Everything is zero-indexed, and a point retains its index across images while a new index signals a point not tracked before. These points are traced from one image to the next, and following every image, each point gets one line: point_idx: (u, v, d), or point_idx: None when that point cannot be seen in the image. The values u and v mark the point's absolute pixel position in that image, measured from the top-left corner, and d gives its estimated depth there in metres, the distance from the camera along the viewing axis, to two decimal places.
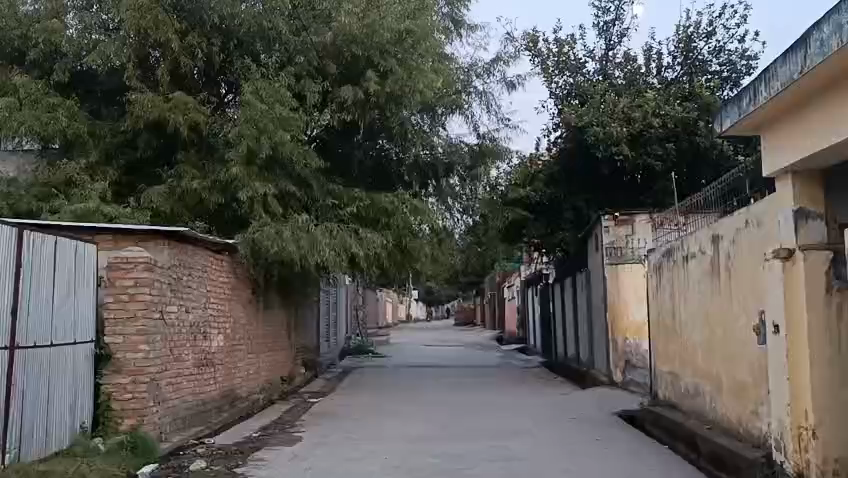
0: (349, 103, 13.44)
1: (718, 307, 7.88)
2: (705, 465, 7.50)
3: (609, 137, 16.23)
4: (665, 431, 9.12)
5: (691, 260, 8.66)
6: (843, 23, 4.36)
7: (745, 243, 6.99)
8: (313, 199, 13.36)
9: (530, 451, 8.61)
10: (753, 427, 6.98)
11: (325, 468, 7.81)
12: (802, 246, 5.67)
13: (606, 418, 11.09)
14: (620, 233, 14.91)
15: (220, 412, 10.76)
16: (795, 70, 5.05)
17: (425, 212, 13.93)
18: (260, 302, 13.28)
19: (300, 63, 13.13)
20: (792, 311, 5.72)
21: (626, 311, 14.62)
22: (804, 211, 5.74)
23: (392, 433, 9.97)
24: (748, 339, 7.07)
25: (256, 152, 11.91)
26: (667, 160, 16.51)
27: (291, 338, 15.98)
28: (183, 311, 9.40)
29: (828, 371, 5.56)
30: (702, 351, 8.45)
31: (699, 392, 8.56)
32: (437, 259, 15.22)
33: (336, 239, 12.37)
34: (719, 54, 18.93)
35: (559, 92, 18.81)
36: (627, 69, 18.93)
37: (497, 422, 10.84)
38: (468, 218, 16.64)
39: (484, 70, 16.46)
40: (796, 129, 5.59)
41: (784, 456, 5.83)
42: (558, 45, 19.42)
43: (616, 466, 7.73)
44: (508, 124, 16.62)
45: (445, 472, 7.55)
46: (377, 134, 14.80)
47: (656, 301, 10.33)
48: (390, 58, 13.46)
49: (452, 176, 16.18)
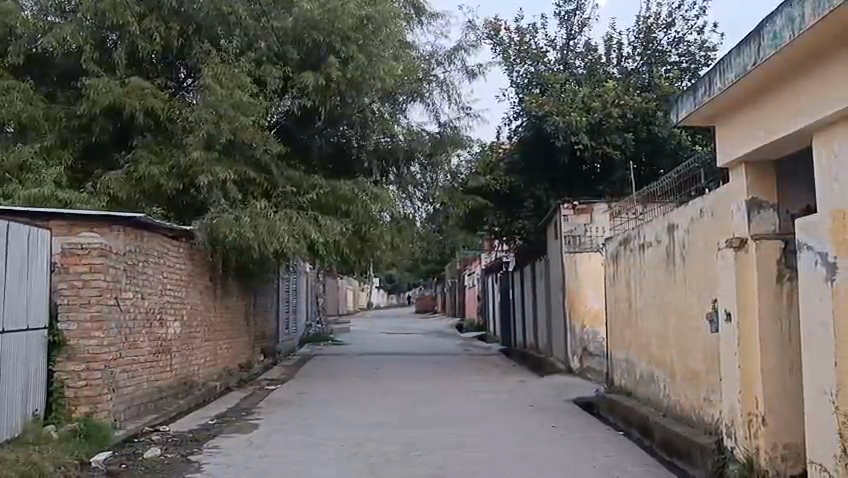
0: (311, 89, 13.34)
1: (673, 295, 7.97)
2: (659, 451, 7.59)
3: (569, 126, 16.33)
4: (622, 418, 9.20)
5: (648, 249, 8.75)
6: (795, 15, 4.42)
7: (700, 233, 7.09)
8: (273, 184, 13.08)
9: (487, 438, 8.63)
10: (705, 414, 7.08)
11: (281, 456, 7.76)
12: (754, 237, 5.74)
13: (563, 405, 11.19)
14: (580, 222, 14.94)
15: (176, 399, 10.69)
16: (748, 62, 5.13)
17: (386, 199, 14.04)
18: (218, 288, 13.22)
19: (261, 48, 13.05)
20: (746, 300, 5.79)
21: (585, 300, 14.77)
22: (757, 202, 5.80)
23: (351, 421, 9.95)
24: (702, 328, 7.17)
25: (216, 137, 11.94)
26: (626, 149, 16.61)
27: (250, 325, 15.92)
28: (139, 297, 9.33)
29: (779, 358, 5.63)
30: (657, 338, 8.54)
31: (654, 380, 8.66)
32: (396, 247, 15.18)
33: (296, 225, 12.28)
34: (679, 45, 19.24)
35: (520, 80, 18.84)
36: (587, 59, 19.10)
37: (455, 409, 10.88)
38: (429, 206, 16.58)
39: (445, 58, 16.47)
40: (752, 116, 5.65)
41: (736, 442, 5.95)
42: (519, 34, 19.52)
43: (570, 453, 7.80)
44: (470, 113, 16.65)
45: (400, 460, 7.54)
46: (338, 122, 14.66)
47: (614, 291, 10.40)
48: (352, 44, 13.44)
49: (413, 164, 16.19)
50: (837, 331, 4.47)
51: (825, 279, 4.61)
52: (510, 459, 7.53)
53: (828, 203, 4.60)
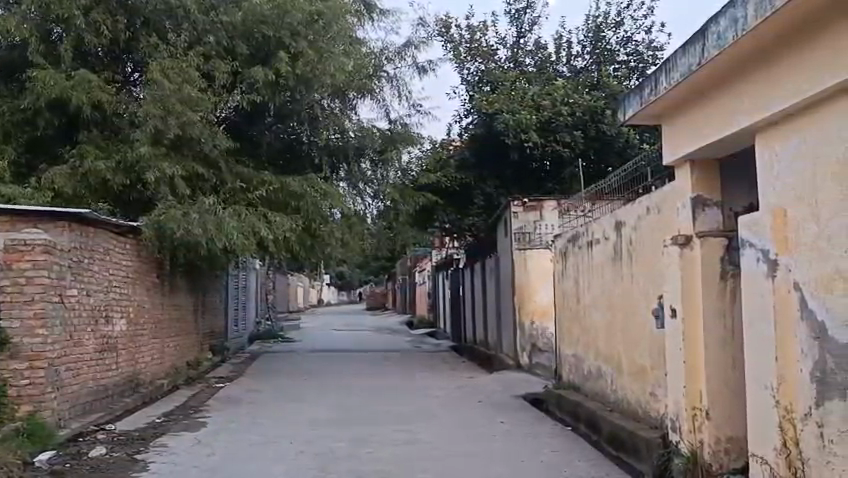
0: (260, 84, 13.16)
1: (620, 290, 8.07)
2: (605, 446, 7.68)
3: (519, 124, 16.49)
4: (569, 413, 9.31)
5: (595, 246, 8.85)
6: (738, 16, 4.50)
7: (647, 229, 7.18)
8: (221, 181, 12.98)
9: (436, 434, 8.65)
10: (650, 408, 7.19)
11: (228, 453, 7.71)
12: (698, 234, 5.82)
13: (512, 400, 11.28)
14: (529, 219, 15.05)
15: (122, 397, 10.55)
16: (693, 62, 5.21)
17: (335, 196, 13.90)
18: (166, 285, 13.09)
19: (209, 43, 12.86)
20: (690, 296, 5.87)
21: (533, 295, 14.88)
22: (701, 199, 5.89)
23: (300, 418, 9.92)
24: (648, 323, 7.28)
25: (164, 132, 11.81)
26: (576, 146, 16.79)
27: (198, 322, 15.76)
28: (84, 294, 9.18)
29: (721, 353, 5.73)
30: (604, 334, 8.64)
31: (601, 375, 8.76)
32: (347, 244, 15.08)
33: (244, 222, 12.19)
34: (627, 44, 19.65)
35: (470, 78, 18.94)
36: (537, 57, 19.24)
37: (404, 405, 10.90)
38: (379, 203, 16.43)
39: (395, 54, 16.46)
40: (697, 115, 5.73)
41: (680, 436, 6.04)
42: (469, 31, 19.61)
43: (518, 448, 7.85)
44: (420, 110, 16.67)
45: (349, 456, 7.53)
46: (287, 118, 14.57)
47: (562, 287, 10.52)
48: (302, 40, 13.42)
49: (363, 160, 16.18)
50: (779, 326, 4.55)
51: (766, 276, 4.70)
52: (458, 455, 7.55)
53: (772, 202, 4.68)
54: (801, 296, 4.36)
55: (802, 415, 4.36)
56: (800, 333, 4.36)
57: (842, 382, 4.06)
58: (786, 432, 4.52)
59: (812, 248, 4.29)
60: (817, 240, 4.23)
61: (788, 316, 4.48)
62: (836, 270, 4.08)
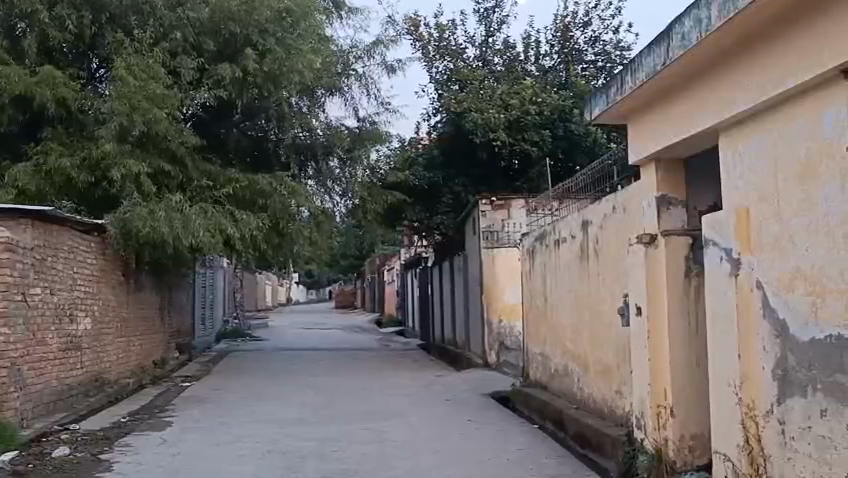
0: (227, 82, 13.10)
1: (586, 288, 8.13)
2: (572, 444, 7.73)
3: (487, 123, 16.56)
4: (536, 411, 9.36)
5: (562, 245, 8.90)
6: (702, 17, 4.54)
7: (612, 227, 7.23)
8: (188, 178, 12.88)
9: (403, 433, 8.66)
10: (616, 406, 7.24)
11: (194, 453, 7.65)
12: (663, 232, 5.86)
13: (479, 398, 11.32)
14: (498, 218, 15.13)
15: (87, 396, 10.45)
16: (658, 63, 5.25)
17: (302, 195, 13.93)
18: (131, 284, 12.99)
19: (176, 39, 12.69)
20: (655, 295, 5.92)
21: (500, 294, 14.86)
22: (665, 198, 5.94)
23: (266, 417, 9.87)
24: (613, 322, 7.34)
25: (129, 129, 11.71)
26: (543, 146, 16.78)
27: (164, 320, 15.65)
28: (48, 293, 9.08)
29: (685, 351, 5.78)
30: (570, 332, 8.69)
31: (567, 373, 8.80)
32: (315, 242, 15.07)
33: (211, 220, 12.13)
34: (595, 44, 19.88)
35: (439, 76, 18.97)
36: (506, 56, 19.29)
37: (371, 404, 10.89)
38: (347, 201, 16.42)
39: (364, 53, 16.44)
40: (661, 115, 5.77)
41: (645, 433, 6.08)
42: (438, 30, 19.63)
43: (485, 446, 7.88)
44: (389, 108, 16.66)
45: (316, 455, 7.51)
46: (255, 115, 14.47)
47: (530, 286, 10.55)
48: (269, 37, 13.38)
49: (332, 158, 16.08)
50: (742, 324, 4.59)
51: (729, 274, 4.75)
52: (426, 453, 7.55)
53: (736, 202, 4.73)
54: (763, 294, 4.43)
55: (764, 412, 4.42)
56: (762, 331, 4.42)
57: (802, 379, 4.07)
58: (748, 429, 4.58)
59: (774, 248, 4.34)
60: (779, 238, 4.28)
61: (750, 314, 4.54)
62: (796, 268, 4.12)
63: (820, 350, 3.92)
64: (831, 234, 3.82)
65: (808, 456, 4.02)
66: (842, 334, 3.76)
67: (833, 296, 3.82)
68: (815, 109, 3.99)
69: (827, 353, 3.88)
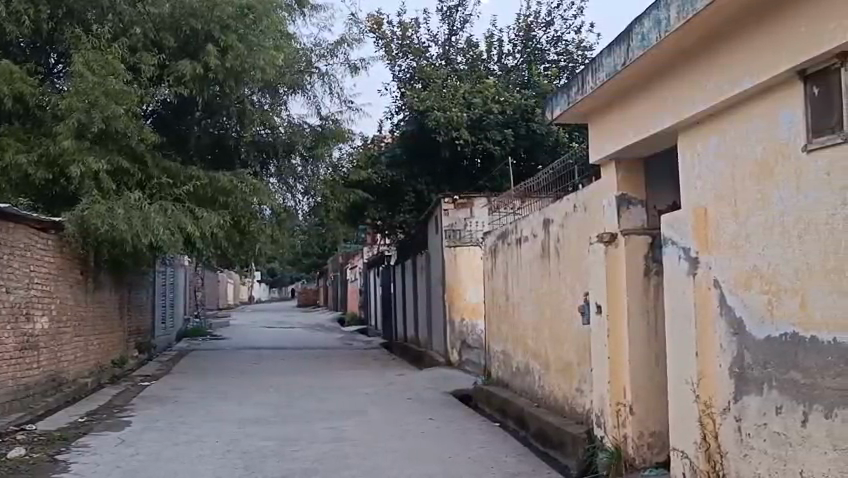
0: (188, 78, 12.99)
1: (547, 287, 8.17)
2: (533, 441, 7.76)
3: (450, 122, 16.57)
4: (497, 409, 9.40)
5: (524, 244, 8.92)
6: (661, 18, 4.58)
7: (574, 226, 7.26)
8: (148, 176, 12.70)
9: (364, 432, 8.64)
10: (576, 404, 7.28)
11: (153, 453, 7.58)
12: (623, 231, 5.90)
13: (441, 397, 11.33)
14: (459, 217, 15.03)
15: (43, 396, 10.32)
16: (618, 63, 5.29)
17: (265, 193, 13.73)
18: (90, 282, 12.82)
19: (136, 34, 12.59)
20: (615, 294, 5.95)
21: (462, 294, 15.00)
22: (626, 197, 5.99)
23: (226, 416, 9.81)
24: (574, 320, 7.38)
25: (88, 125, 11.56)
26: (506, 145, 16.88)
27: (123, 319, 15.47)
28: (3, 292, 8.94)
29: (644, 350, 5.83)
30: (531, 330, 8.73)
31: (529, 371, 8.85)
32: (277, 241, 15.00)
33: (170, 218, 12.04)
34: (557, 44, 20.01)
35: (402, 75, 18.97)
36: (469, 55, 19.34)
37: (333, 403, 10.86)
38: (310, 199, 16.40)
39: (327, 51, 16.39)
40: (622, 115, 5.81)
41: (604, 431, 6.11)
42: (401, 28, 19.63)
43: (446, 445, 7.88)
44: (352, 107, 16.61)
45: (275, 455, 7.47)
46: (216, 112, 14.32)
47: (491, 285, 10.58)
48: (231, 33, 13.14)
49: (294, 157, 15.94)
50: (701, 322, 4.63)
51: (687, 273, 4.80)
52: (387, 452, 7.55)
53: (694, 202, 4.78)
54: (721, 293, 4.47)
55: (722, 409, 4.46)
56: (720, 329, 4.47)
57: (758, 376, 4.12)
58: (705, 427, 4.62)
59: (731, 246, 4.39)
60: (736, 237, 4.33)
61: (708, 313, 4.59)
62: (753, 267, 4.16)
63: (775, 347, 3.97)
64: (786, 233, 3.87)
65: (764, 452, 4.07)
66: (797, 332, 3.81)
67: (787, 294, 3.87)
68: (772, 110, 4.03)
69: (782, 351, 3.92)
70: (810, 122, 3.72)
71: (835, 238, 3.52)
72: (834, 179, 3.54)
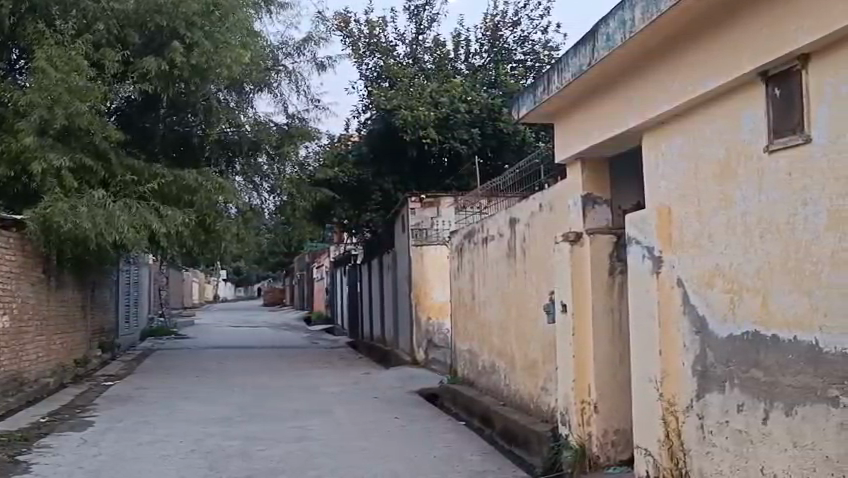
0: (153, 75, 12.88)
1: (512, 287, 8.21)
2: (499, 440, 7.79)
3: (417, 121, 16.60)
4: (463, 408, 9.42)
5: (490, 243, 8.94)
6: (627, 19, 4.60)
7: (539, 225, 7.29)
8: (111, 173, 12.56)
9: (330, 431, 8.62)
10: (541, 403, 7.32)
11: (116, 453, 7.51)
12: (589, 231, 5.94)
13: (407, 396, 11.34)
14: (426, 215, 15.07)
15: (4, 396, 10.18)
16: (584, 63, 5.31)
17: (230, 191, 13.71)
18: (52, 281, 12.67)
19: (99, 31, 12.45)
20: (579, 293, 5.95)
21: (429, 293, 15.05)
22: (591, 197, 6.03)
23: (191, 416, 9.73)
24: (539, 319, 7.42)
25: (51, 123, 11.39)
26: (473, 144, 16.94)
27: (86, 318, 15.31)
28: None
29: (609, 348, 5.86)
30: (497, 329, 8.76)
31: (494, 370, 8.88)
32: (243, 239, 14.95)
33: (135, 216, 11.94)
34: (524, 43, 20.11)
35: (368, 73, 18.97)
36: (436, 54, 19.37)
37: (298, 402, 10.83)
38: (276, 198, 16.33)
39: (294, 49, 16.36)
40: (587, 115, 5.84)
41: (569, 430, 6.09)
42: (368, 26, 19.61)
43: (411, 443, 7.89)
44: (318, 105, 16.56)
45: (240, 455, 7.43)
46: (182, 109, 14.23)
47: (458, 283, 10.61)
48: (197, 30, 13.06)
49: (260, 155, 15.89)
50: (664, 321, 4.67)
51: (650, 272, 4.83)
52: (353, 451, 7.54)
53: (658, 201, 4.82)
54: (684, 292, 4.51)
55: (684, 407, 4.51)
56: (683, 328, 4.51)
57: (720, 374, 4.16)
58: (668, 424, 4.66)
59: (693, 245, 4.43)
60: (699, 236, 4.37)
61: (671, 312, 4.62)
62: (715, 266, 4.21)
63: (738, 345, 4.01)
64: (748, 233, 3.91)
65: (726, 450, 4.11)
66: (758, 330, 3.86)
67: (749, 293, 3.92)
68: (735, 111, 4.07)
69: (744, 349, 3.96)
70: (772, 123, 3.76)
71: (796, 237, 3.56)
72: (794, 179, 3.58)
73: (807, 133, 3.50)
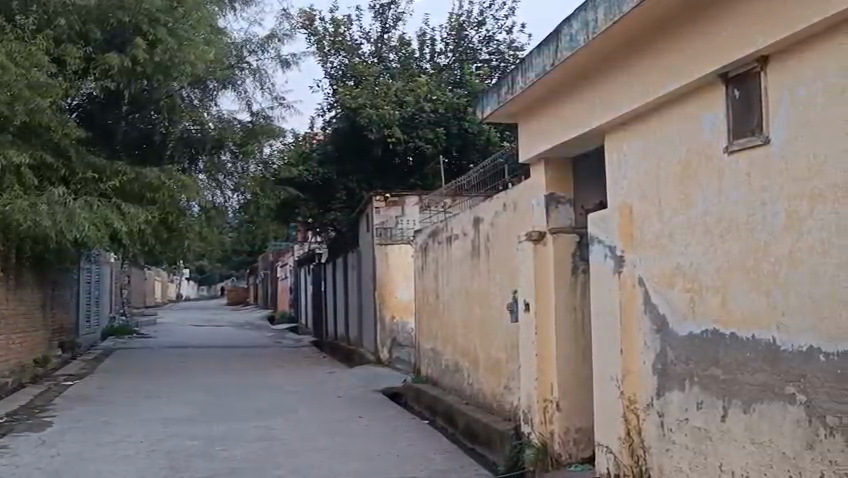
0: (115, 72, 12.84)
1: (476, 286, 8.23)
2: (462, 439, 7.82)
3: (382, 119, 16.68)
4: (426, 407, 9.44)
5: (454, 242, 8.96)
6: (590, 19, 4.62)
7: (503, 225, 7.32)
8: (71, 171, 12.40)
9: (293, 430, 8.59)
10: (504, 401, 7.36)
11: (76, 454, 7.43)
12: (552, 230, 5.96)
13: (370, 395, 11.34)
14: (390, 214, 15.03)
15: None
16: (547, 63, 5.33)
17: (193, 189, 13.54)
18: (11, 279, 12.49)
19: (61, 26, 12.13)
20: (542, 292, 5.98)
21: (393, 292, 15.02)
22: (555, 196, 6.07)
23: (153, 416, 9.65)
24: (503, 318, 7.45)
25: (11, 118, 11.02)
26: (438, 143, 16.92)
27: (46, 317, 15.11)
28: None
29: (572, 347, 5.90)
30: (461, 328, 8.78)
31: (457, 369, 8.90)
32: (206, 238, 14.90)
33: (96, 213, 11.80)
34: (489, 43, 20.18)
35: (333, 72, 18.96)
36: (401, 53, 19.38)
37: (261, 401, 10.79)
38: (240, 196, 16.16)
39: (258, 47, 16.28)
40: (551, 116, 5.87)
41: (531, 428, 6.12)
42: (333, 25, 19.55)
43: (374, 442, 7.89)
44: (283, 103, 16.48)
45: (202, 454, 7.38)
46: (144, 106, 14.10)
47: (421, 282, 10.63)
48: (160, 27, 12.81)
49: (224, 152, 15.72)
50: (625, 320, 4.70)
51: (612, 271, 4.86)
52: (316, 450, 7.53)
53: (620, 202, 4.85)
54: (645, 291, 4.55)
55: (645, 405, 4.55)
56: (644, 327, 4.55)
57: (680, 372, 4.20)
58: (629, 422, 4.70)
59: (655, 244, 4.47)
60: (660, 236, 4.41)
61: (633, 311, 4.66)
62: (676, 266, 4.25)
63: (697, 344, 4.06)
64: (709, 233, 3.95)
65: (685, 447, 4.15)
66: (717, 329, 3.90)
67: (709, 292, 3.96)
68: (695, 113, 4.11)
69: (704, 347, 4.01)
70: (732, 124, 3.80)
71: (755, 238, 3.60)
72: (754, 179, 3.62)
73: (766, 134, 3.54)
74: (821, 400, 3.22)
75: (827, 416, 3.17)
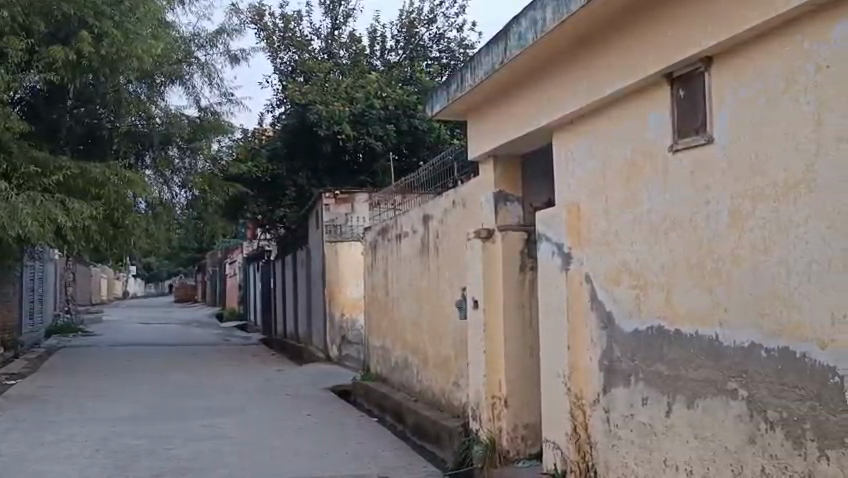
0: (59, 65, 12.48)
1: (426, 283, 8.23)
2: (411, 436, 7.83)
3: (331, 115, 16.65)
4: (375, 404, 9.43)
5: (403, 239, 8.96)
6: (538, 18, 4.61)
7: (452, 223, 7.33)
8: (13, 167, 12.11)
9: (241, 429, 8.52)
10: (453, 398, 7.38)
11: (18, 454, 7.29)
12: (500, 227, 5.99)
13: (319, 392, 11.30)
14: (340, 212, 14.90)
15: None
16: (496, 61, 5.34)
17: (140, 184, 13.38)
18: None
19: (3, 17, 11.86)
20: (491, 289, 6.00)
21: (342, 290, 14.98)
22: (504, 195, 6.11)
23: (98, 415, 9.51)
24: (452, 316, 7.45)
25: None
26: (388, 140, 16.92)
27: None
28: None
29: (520, 344, 5.93)
30: (410, 325, 8.78)
31: (406, 366, 8.91)
32: (152, 235, 14.79)
33: (39, 209, 11.55)
34: (440, 40, 20.20)
35: (283, 68, 18.91)
36: (351, 49, 19.35)
37: (210, 399, 10.69)
38: (187, 193, 16.14)
39: (206, 41, 16.13)
40: (499, 113, 5.88)
41: (479, 424, 6.14)
42: (283, 20, 19.43)
43: (323, 440, 7.87)
44: (231, 98, 16.34)
45: (149, 453, 7.30)
46: (89, 101, 13.84)
47: (371, 279, 10.61)
48: (106, 20, 12.59)
49: (171, 148, 15.55)
50: (572, 316, 4.73)
51: (559, 269, 4.89)
52: (265, 449, 7.49)
53: (568, 199, 4.88)
54: (592, 288, 4.60)
55: (592, 401, 4.60)
56: (591, 323, 4.60)
57: (626, 368, 4.25)
58: (576, 418, 4.73)
59: (602, 241, 4.51)
60: (607, 234, 4.46)
61: (581, 307, 4.69)
62: (622, 264, 4.29)
63: (643, 341, 4.10)
64: (654, 231, 4.00)
65: (631, 442, 4.19)
66: (662, 326, 3.95)
67: (654, 289, 4.00)
68: (641, 112, 4.16)
69: (649, 344, 4.05)
70: (677, 124, 3.86)
71: (699, 236, 3.66)
72: (698, 179, 3.67)
73: (710, 134, 3.59)
74: (761, 396, 3.28)
75: (767, 411, 3.24)
